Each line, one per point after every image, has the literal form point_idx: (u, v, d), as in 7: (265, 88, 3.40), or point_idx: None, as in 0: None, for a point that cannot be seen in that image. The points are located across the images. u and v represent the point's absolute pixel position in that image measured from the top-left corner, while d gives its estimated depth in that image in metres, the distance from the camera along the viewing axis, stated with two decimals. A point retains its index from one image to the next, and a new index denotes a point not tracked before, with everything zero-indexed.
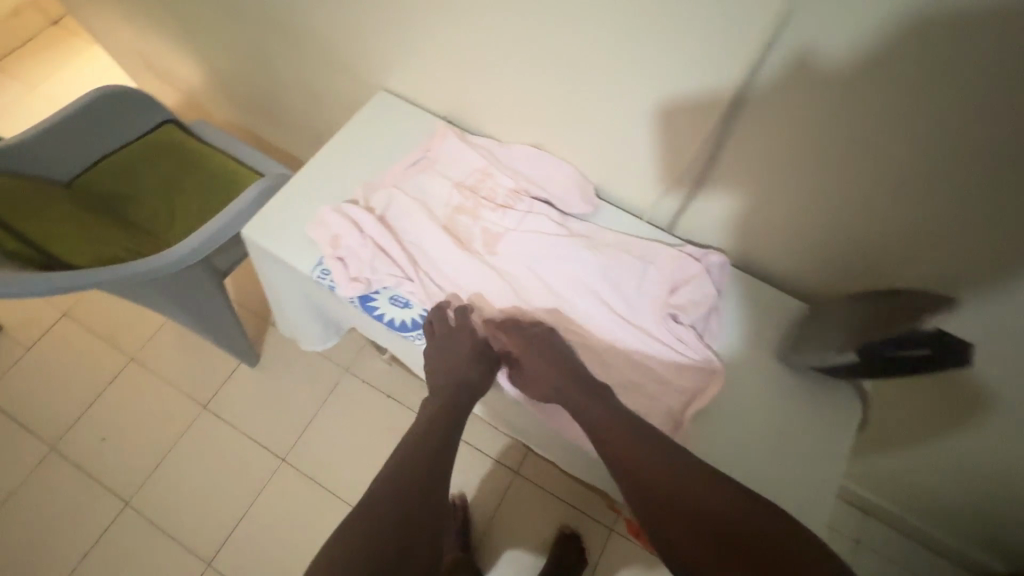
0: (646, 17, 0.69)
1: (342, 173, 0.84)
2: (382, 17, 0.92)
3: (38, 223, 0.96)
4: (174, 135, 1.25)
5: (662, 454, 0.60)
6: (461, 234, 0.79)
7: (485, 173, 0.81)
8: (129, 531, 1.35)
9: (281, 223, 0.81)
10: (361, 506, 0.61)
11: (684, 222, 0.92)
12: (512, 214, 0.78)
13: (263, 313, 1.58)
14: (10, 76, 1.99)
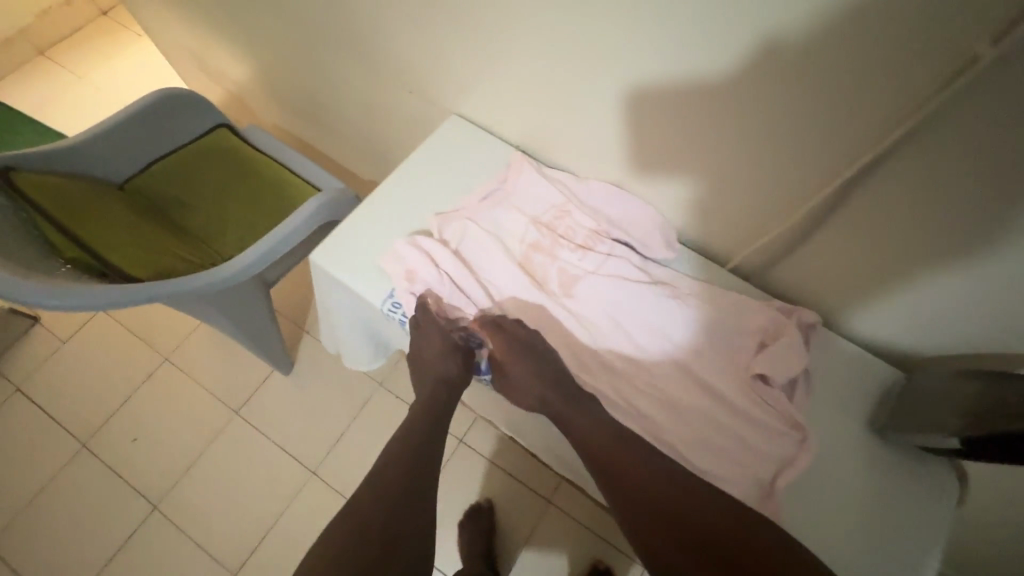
0: (752, 65, 0.65)
1: (414, 202, 0.83)
2: (455, 39, 0.89)
3: (96, 230, 0.94)
4: (226, 139, 1.23)
5: (636, 458, 0.63)
6: (537, 274, 0.76)
7: (564, 210, 0.79)
8: (156, 535, 1.34)
9: (352, 251, 0.79)
10: (350, 506, 0.64)
11: (767, 270, 0.87)
12: (592, 256, 0.76)
13: (298, 320, 1.56)
14: (58, 64, 2.00)
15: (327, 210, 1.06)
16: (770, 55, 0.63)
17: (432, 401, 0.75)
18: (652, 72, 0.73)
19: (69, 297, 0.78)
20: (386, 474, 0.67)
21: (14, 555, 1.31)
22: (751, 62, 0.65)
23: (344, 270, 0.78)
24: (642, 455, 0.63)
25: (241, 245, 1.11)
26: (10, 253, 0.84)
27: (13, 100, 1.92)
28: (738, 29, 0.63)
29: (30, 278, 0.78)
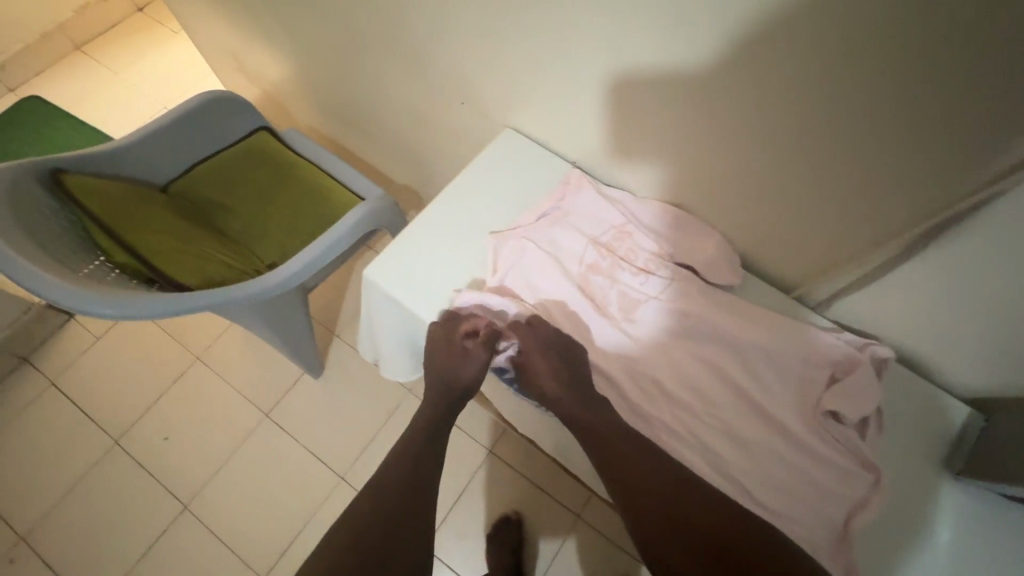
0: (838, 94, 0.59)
1: (472, 222, 0.84)
2: (495, 50, 0.83)
3: (144, 236, 0.94)
4: (265, 142, 1.22)
5: (640, 461, 0.64)
6: (597, 298, 0.76)
7: (622, 231, 0.79)
8: (186, 535, 1.34)
9: (408, 270, 0.80)
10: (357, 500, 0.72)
11: None
12: (654, 280, 0.75)
13: (328, 324, 1.55)
14: (95, 61, 2.02)
15: (371, 219, 1.07)
16: (862, 101, 0.57)
17: (437, 402, 0.78)
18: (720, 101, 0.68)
19: (123, 306, 0.78)
20: (390, 472, 0.73)
21: (45, 549, 1.32)
22: (838, 107, 0.59)
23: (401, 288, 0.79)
24: (644, 452, 0.65)
25: (283, 251, 1.11)
26: (62, 260, 0.84)
27: (51, 95, 1.94)
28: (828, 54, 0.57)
29: (84, 286, 0.79)
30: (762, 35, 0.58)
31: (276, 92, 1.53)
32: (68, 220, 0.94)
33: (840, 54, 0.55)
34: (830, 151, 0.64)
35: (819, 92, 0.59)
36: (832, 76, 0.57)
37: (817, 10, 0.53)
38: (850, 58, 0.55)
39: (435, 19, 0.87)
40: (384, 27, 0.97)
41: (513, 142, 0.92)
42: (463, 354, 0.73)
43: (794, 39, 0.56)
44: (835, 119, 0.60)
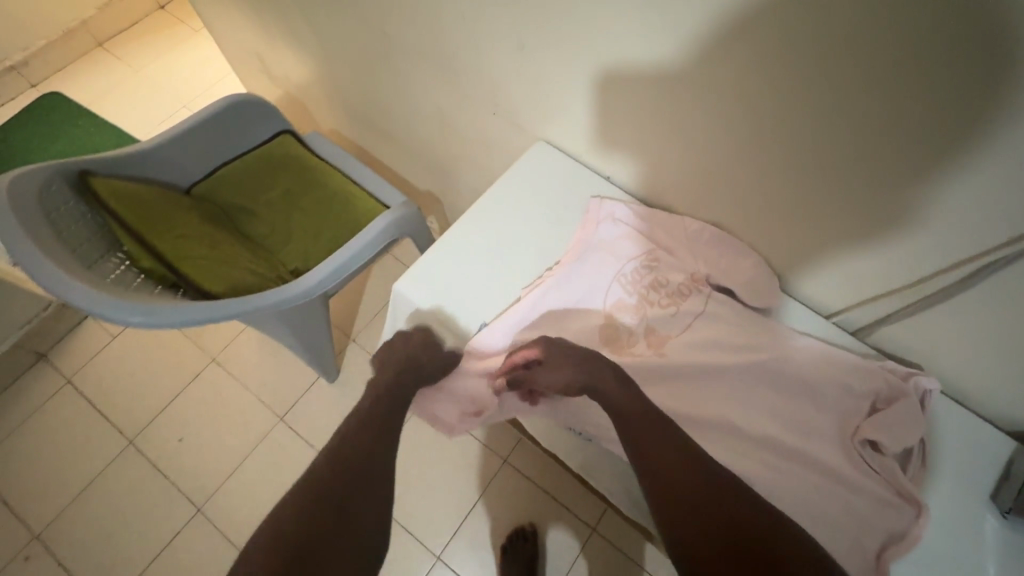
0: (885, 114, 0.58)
1: (504, 241, 0.85)
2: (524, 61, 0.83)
3: (170, 240, 0.93)
4: (291, 146, 1.21)
5: (669, 449, 0.63)
6: (620, 337, 0.75)
7: (653, 258, 0.79)
8: (201, 538, 1.34)
9: (435, 289, 0.81)
10: (308, 480, 0.69)
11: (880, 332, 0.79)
12: (686, 310, 0.75)
13: (346, 329, 1.55)
14: (117, 58, 2.02)
15: (396, 226, 1.06)
16: (927, 136, 0.55)
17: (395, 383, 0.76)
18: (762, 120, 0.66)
19: (150, 314, 0.78)
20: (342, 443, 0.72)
21: (59, 548, 1.31)
22: (900, 140, 0.57)
23: (434, 306, 0.80)
24: (682, 449, 0.63)
25: (307, 257, 1.10)
26: (89, 264, 0.84)
27: (73, 92, 1.94)
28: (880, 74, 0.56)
29: (111, 293, 0.78)
30: (824, 64, 0.56)
31: (298, 94, 1.52)
32: (95, 222, 0.93)
33: (909, 88, 0.53)
34: (886, 185, 0.62)
35: (881, 124, 0.57)
36: (898, 109, 0.55)
37: (888, 41, 0.51)
38: (918, 93, 0.53)
39: (471, 29, 0.85)
40: (417, 35, 0.96)
41: (543, 154, 0.92)
42: (420, 351, 0.77)
43: (859, 70, 0.54)
44: (894, 152, 0.58)
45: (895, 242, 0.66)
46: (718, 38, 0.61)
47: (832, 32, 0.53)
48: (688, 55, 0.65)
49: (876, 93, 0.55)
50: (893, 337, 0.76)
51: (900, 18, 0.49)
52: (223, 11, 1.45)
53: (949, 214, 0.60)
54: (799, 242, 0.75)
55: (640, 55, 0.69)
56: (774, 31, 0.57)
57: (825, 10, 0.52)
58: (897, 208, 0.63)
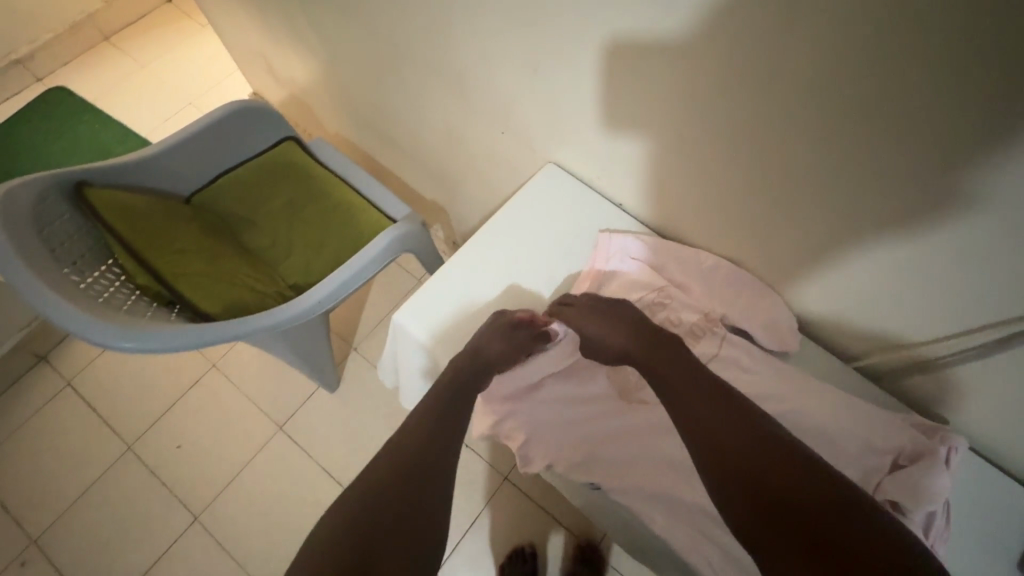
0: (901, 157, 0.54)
1: (511, 269, 0.82)
2: (529, 78, 0.79)
3: (166, 256, 0.90)
4: (294, 154, 1.18)
5: (757, 443, 0.58)
6: (625, 382, 0.74)
7: (661, 298, 0.77)
8: (197, 548, 1.32)
9: (436, 322, 0.78)
10: (364, 482, 0.64)
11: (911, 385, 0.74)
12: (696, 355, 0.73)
13: (347, 337, 1.52)
14: (123, 53, 2.00)
15: (400, 242, 1.03)
16: (968, 190, 0.52)
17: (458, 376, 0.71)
18: (780, 156, 0.62)
19: (142, 339, 0.75)
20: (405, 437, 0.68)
21: (56, 555, 1.30)
22: (937, 191, 0.54)
23: (436, 340, 0.77)
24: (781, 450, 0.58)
25: (308, 272, 1.07)
26: (82, 283, 0.81)
27: (77, 87, 1.92)
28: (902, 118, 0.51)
29: (103, 317, 0.75)
30: (858, 108, 0.52)
31: (303, 96, 1.48)
32: (92, 236, 0.91)
33: (951, 140, 0.49)
34: (918, 236, 0.58)
35: (918, 173, 0.54)
36: (937, 159, 0.51)
37: (931, 90, 0.47)
38: (960, 146, 0.49)
39: (480, 44, 0.81)
40: (424, 46, 0.92)
41: (553, 176, 0.89)
42: (509, 332, 0.72)
43: (898, 117, 0.51)
44: (930, 203, 0.55)
45: (926, 294, 0.63)
46: (743, 75, 0.57)
47: (870, 76, 0.50)
48: (710, 89, 0.61)
49: (914, 142, 0.52)
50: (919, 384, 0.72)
51: (946, 68, 0.45)
52: (226, 11, 1.42)
53: (983, 271, 0.57)
54: (821, 283, 0.72)
55: (651, 82, 0.65)
56: (801, 69, 0.53)
57: (863, 53, 0.48)
58: (928, 262, 0.60)
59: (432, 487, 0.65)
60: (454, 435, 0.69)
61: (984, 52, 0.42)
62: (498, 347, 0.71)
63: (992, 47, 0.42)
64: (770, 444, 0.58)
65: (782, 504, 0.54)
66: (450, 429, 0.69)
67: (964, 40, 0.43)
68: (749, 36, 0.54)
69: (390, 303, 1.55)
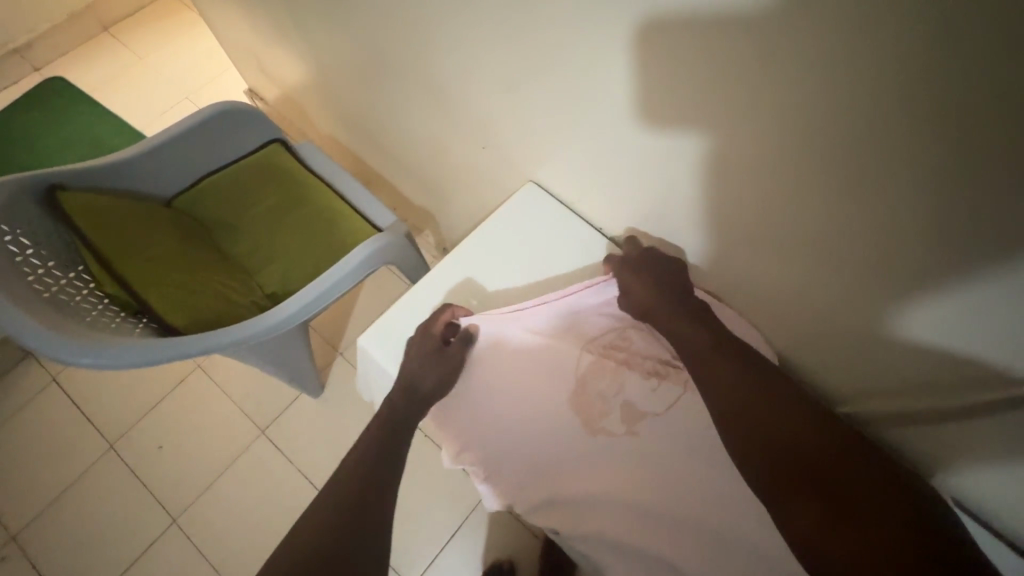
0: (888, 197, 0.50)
1: (484, 291, 0.83)
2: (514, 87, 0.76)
3: (138, 264, 0.88)
4: (281, 157, 1.15)
5: (794, 415, 0.63)
6: (590, 411, 0.72)
7: (627, 330, 0.76)
8: (173, 552, 1.31)
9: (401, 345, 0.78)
10: (299, 533, 0.63)
11: (899, 438, 0.71)
12: (663, 388, 0.72)
13: (334, 343, 1.50)
14: (123, 44, 1.98)
15: (380, 254, 1.00)
16: (961, 243, 0.48)
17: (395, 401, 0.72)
18: (765, 184, 0.59)
19: (102, 354, 0.73)
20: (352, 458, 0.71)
21: (34, 552, 1.30)
22: (929, 239, 0.50)
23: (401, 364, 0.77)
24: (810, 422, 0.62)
25: (286, 282, 1.05)
26: (45, 294, 0.79)
27: (75, 78, 1.90)
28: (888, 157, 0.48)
29: (64, 330, 0.74)
30: (851, 145, 0.49)
31: (296, 96, 1.45)
32: (60, 243, 0.89)
33: (946, 189, 0.46)
34: (910, 281, 0.55)
35: (906, 213, 0.50)
36: (932, 206, 0.48)
37: (927, 133, 0.44)
38: (955, 197, 0.46)
39: (469, 53, 0.78)
40: (413, 51, 0.89)
41: (533, 196, 0.89)
42: (433, 351, 0.73)
43: (885, 153, 0.47)
44: (922, 250, 0.52)
45: (915, 344, 0.60)
46: (732, 102, 0.54)
47: (864, 112, 0.46)
48: (692, 109, 0.58)
49: (908, 186, 0.48)
50: (906, 437, 0.70)
51: (943, 113, 0.42)
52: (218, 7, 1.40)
53: (970, 327, 0.54)
54: (810, 316, 0.70)
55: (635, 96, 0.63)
56: (784, 98, 0.50)
57: (856, 89, 0.45)
58: (905, 316, 0.59)
59: (370, 520, 0.64)
60: (390, 469, 0.70)
61: (985, 98, 0.39)
62: (429, 370, 0.73)
63: (996, 92, 0.38)
64: (786, 410, 0.63)
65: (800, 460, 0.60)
66: (387, 465, 0.70)
67: (964, 83, 0.39)
68: (738, 62, 0.50)
69: (379, 310, 1.53)
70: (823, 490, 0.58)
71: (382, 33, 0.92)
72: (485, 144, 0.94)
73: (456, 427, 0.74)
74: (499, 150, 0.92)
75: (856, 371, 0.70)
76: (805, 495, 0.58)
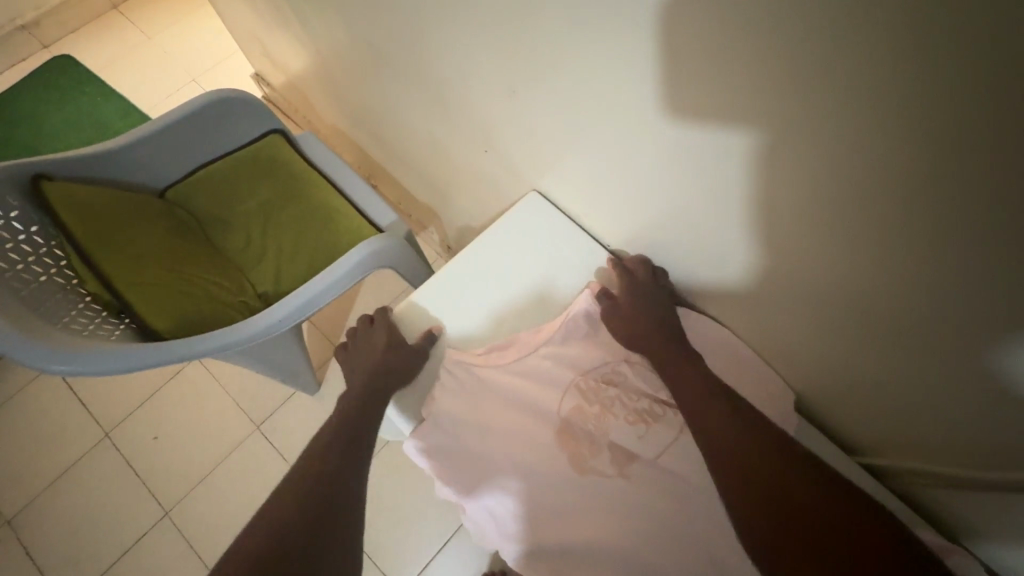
0: (933, 225, 0.44)
1: (475, 316, 0.80)
2: (521, 83, 0.71)
3: (123, 261, 0.85)
4: (280, 148, 1.11)
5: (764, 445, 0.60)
6: (577, 451, 0.70)
7: (614, 369, 0.75)
8: (163, 544, 1.29)
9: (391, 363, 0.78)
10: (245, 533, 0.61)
11: (925, 488, 0.65)
12: (653, 434, 0.70)
13: (333, 341, 1.47)
14: (131, 25, 1.94)
15: (377, 257, 0.95)
16: (1012, 283, 0.43)
17: (370, 385, 0.76)
18: (792, 202, 0.53)
19: (76, 360, 0.69)
20: (318, 463, 0.69)
21: (28, 537, 1.30)
22: (972, 273, 0.45)
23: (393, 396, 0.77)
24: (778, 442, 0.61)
25: (279, 281, 1.01)
26: (20, 291, 0.76)
27: (83, 57, 1.87)
28: (936, 180, 0.42)
29: (37, 333, 0.69)
30: (888, 167, 0.44)
31: (300, 85, 1.41)
32: (42, 236, 0.85)
33: (998, 221, 0.40)
34: (948, 318, 0.50)
35: (954, 242, 0.44)
36: (982, 240, 0.42)
37: (984, 159, 0.38)
38: (1009, 232, 0.40)
39: (474, 45, 0.73)
40: (415, 44, 0.84)
41: (535, 203, 0.86)
42: (393, 345, 0.77)
43: (934, 174, 0.42)
44: (964, 285, 0.46)
45: (944, 384, 0.55)
46: (755, 113, 0.49)
47: (903, 132, 0.41)
48: (713, 115, 0.53)
49: (953, 214, 0.43)
50: (932, 491, 0.65)
51: (999, 134, 0.36)
52: None
53: (1016, 377, 0.48)
54: (832, 348, 0.64)
55: (650, 99, 0.57)
56: (817, 109, 0.45)
57: (897, 105, 0.40)
58: (941, 358, 0.53)
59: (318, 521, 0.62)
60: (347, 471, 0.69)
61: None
62: (388, 364, 0.76)
63: None
64: (780, 453, 0.60)
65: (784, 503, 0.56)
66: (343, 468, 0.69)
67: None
68: (762, 71, 0.46)
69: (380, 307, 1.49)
70: (805, 533, 0.53)
71: (384, 21, 0.87)
72: (489, 143, 0.88)
73: (433, 452, 0.71)
74: (504, 151, 0.86)
75: (881, 413, 0.65)
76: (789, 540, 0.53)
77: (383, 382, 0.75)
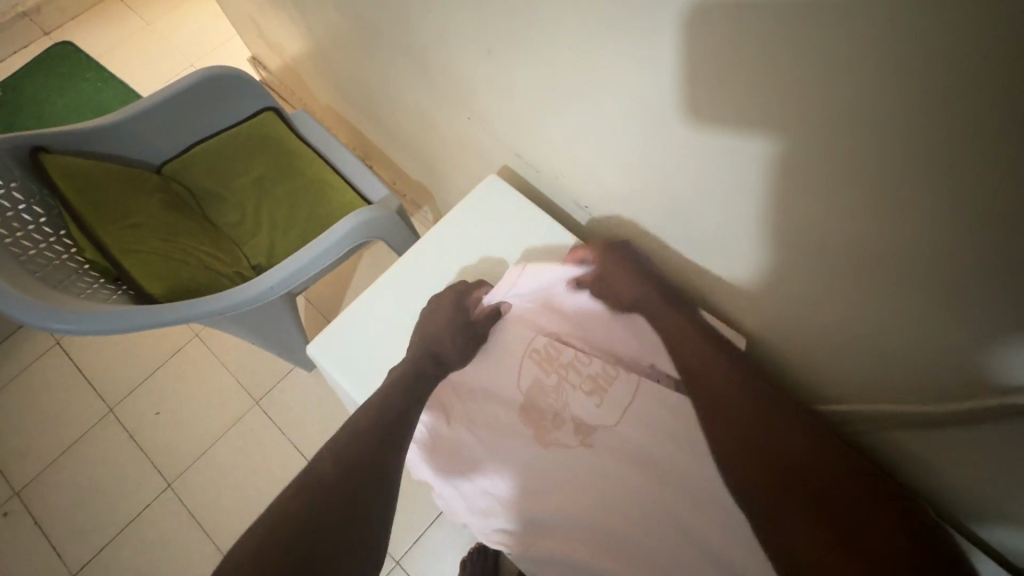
0: (870, 175, 0.46)
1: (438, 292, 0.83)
2: (498, 50, 0.72)
3: (119, 231, 0.88)
4: (273, 126, 1.13)
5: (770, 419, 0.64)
6: (541, 421, 0.72)
7: (563, 338, 0.77)
8: (167, 516, 1.33)
9: (353, 352, 0.80)
10: (276, 506, 0.60)
11: (896, 439, 0.67)
12: (610, 400, 0.72)
13: (329, 319, 1.49)
14: (131, 11, 1.96)
15: (365, 229, 0.97)
16: (945, 227, 0.44)
17: (420, 366, 0.74)
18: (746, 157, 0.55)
19: (79, 321, 0.72)
20: (346, 453, 0.66)
21: (36, 509, 1.34)
22: (920, 226, 0.46)
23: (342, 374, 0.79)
24: (781, 415, 0.64)
25: (272, 252, 1.04)
26: (21, 257, 0.78)
27: (83, 42, 1.90)
28: (869, 132, 0.43)
29: (41, 297, 0.72)
30: (833, 125, 0.45)
31: (296, 67, 1.42)
32: (41, 207, 0.88)
33: (937, 172, 0.42)
34: (899, 273, 0.51)
35: (889, 192, 0.46)
36: (913, 187, 0.44)
37: (905, 109, 0.40)
38: (934, 175, 0.42)
39: (452, 13, 0.74)
40: (401, 17, 0.86)
41: (494, 184, 0.89)
42: (461, 325, 0.77)
43: (863, 125, 0.43)
44: (914, 238, 0.47)
45: (904, 340, 0.57)
46: (710, 73, 0.50)
47: (844, 88, 0.42)
48: (671, 75, 0.54)
49: (895, 168, 0.44)
50: (901, 443, 0.67)
51: (930, 83, 0.37)
52: None
53: (958, 322, 0.50)
54: (801, 308, 0.66)
55: (613, 62, 0.59)
56: (760, 65, 0.46)
57: (829, 59, 0.42)
58: (891, 309, 0.55)
59: (355, 503, 0.62)
60: (380, 448, 0.67)
61: (973, 68, 0.35)
62: (452, 341, 0.76)
63: (971, 61, 0.35)
64: (768, 416, 0.65)
65: (782, 463, 0.62)
66: (381, 456, 0.67)
67: (952, 51, 0.35)
68: (714, 29, 0.47)
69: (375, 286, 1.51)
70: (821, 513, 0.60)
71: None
72: (475, 114, 0.89)
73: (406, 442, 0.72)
74: (489, 121, 0.88)
75: (851, 369, 0.66)
76: (777, 490, 0.62)
77: (428, 370, 0.74)
